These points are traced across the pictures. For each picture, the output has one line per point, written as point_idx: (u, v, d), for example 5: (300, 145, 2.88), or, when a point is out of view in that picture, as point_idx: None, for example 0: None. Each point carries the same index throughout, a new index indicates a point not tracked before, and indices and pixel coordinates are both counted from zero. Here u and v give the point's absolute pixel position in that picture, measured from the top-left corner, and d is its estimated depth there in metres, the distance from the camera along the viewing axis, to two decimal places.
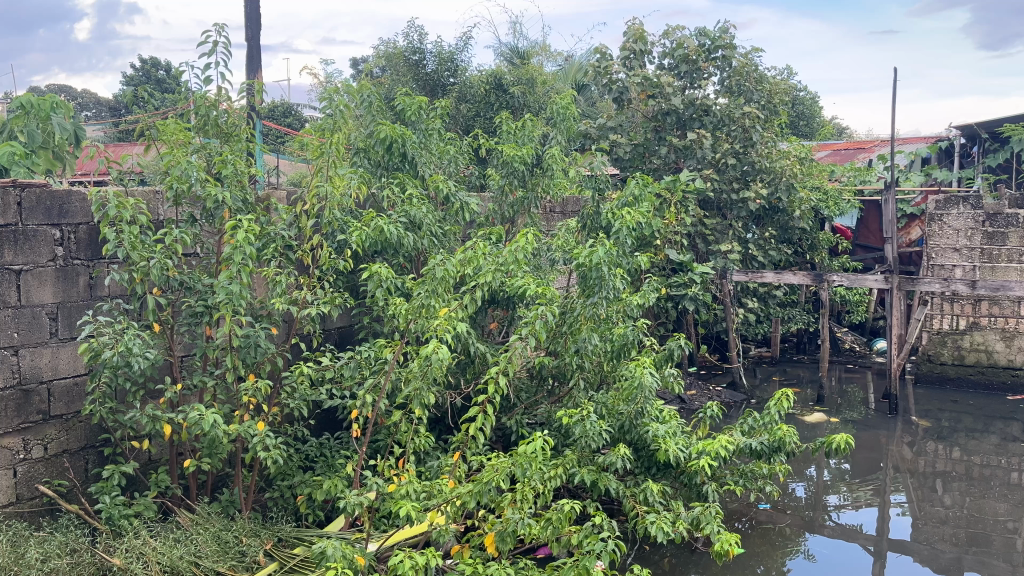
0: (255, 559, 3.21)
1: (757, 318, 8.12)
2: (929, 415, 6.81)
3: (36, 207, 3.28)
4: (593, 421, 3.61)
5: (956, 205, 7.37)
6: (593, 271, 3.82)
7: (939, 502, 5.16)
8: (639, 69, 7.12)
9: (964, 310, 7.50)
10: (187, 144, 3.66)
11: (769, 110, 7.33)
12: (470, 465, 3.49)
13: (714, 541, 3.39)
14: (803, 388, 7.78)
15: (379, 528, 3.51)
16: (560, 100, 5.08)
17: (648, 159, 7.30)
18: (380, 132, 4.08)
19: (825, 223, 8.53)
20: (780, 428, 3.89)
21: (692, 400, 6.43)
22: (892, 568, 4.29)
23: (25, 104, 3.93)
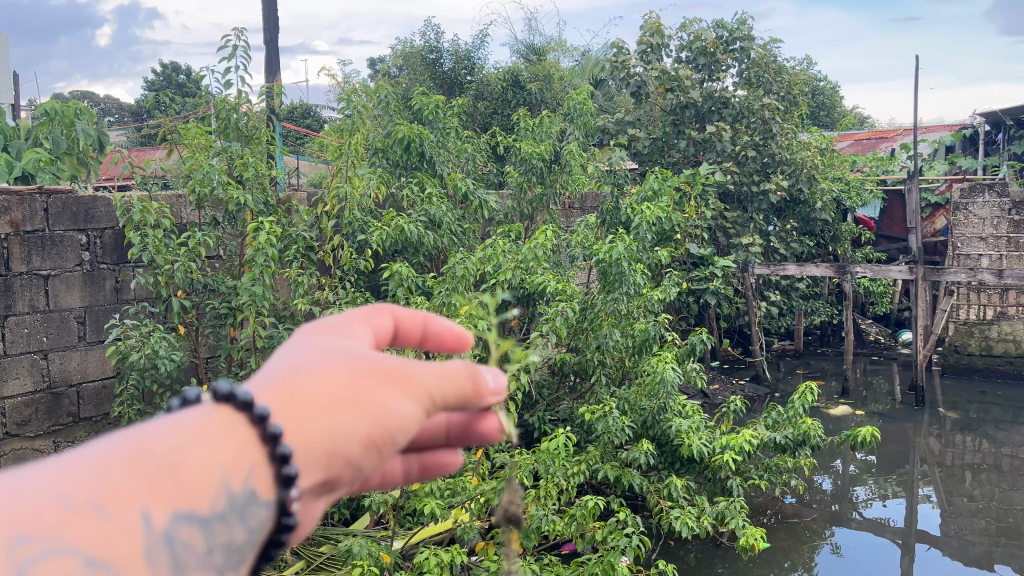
0: (283, 557, 3.22)
1: (780, 310, 8.09)
2: (957, 407, 6.74)
3: (62, 213, 3.34)
4: (615, 417, 3.61)
5: (982, 193, 7.28)
6: (614, 267, 3.86)
7: (967, 495, 5.11)
8: (656, 62, 7.10)
9: (991, 300, 7.41)
10: (208, 147, 3.69)
11: (788, 101, 7.24)
12: (494, 462, 3.52)
13: (739, 536, 3.38)
14: (828, 381, 7.73)
15: (404, 526, 3.48)
16: (577, 95, 5.08)
17: (667, 152, 7.24)
18: (397, 131, 4.09)
19: (849, 213, 8.44)
20: (804, 422, 3.88)
21: (715, 395, 6.39)
22: (921, 564, 4.26)
23: (50, 111, 3.96)
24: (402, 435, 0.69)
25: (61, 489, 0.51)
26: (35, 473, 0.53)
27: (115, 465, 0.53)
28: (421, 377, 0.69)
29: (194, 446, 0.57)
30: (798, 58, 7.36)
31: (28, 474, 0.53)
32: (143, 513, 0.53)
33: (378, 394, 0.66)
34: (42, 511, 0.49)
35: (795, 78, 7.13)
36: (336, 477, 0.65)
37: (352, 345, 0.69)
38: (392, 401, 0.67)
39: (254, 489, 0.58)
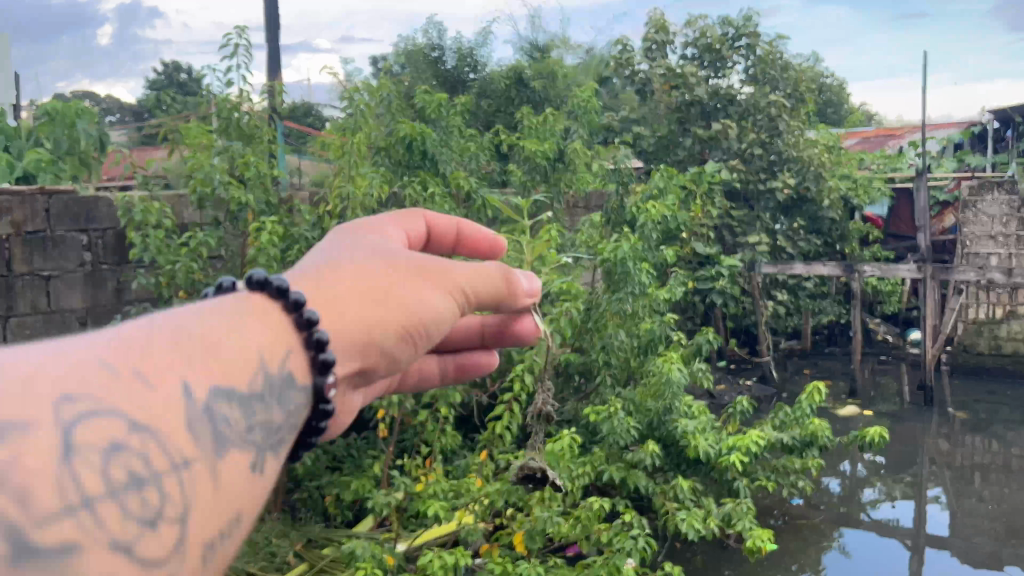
0: (285, 560, 3.16)
1: (787, 310, 8.09)
2: (966, 407, 6.69)
3: (63, 214, 3.38)
4: (621, 418, 3.55)
5: (991, 190, 7.25)
6: (619, 267, 3.81)
7: (977, 495, 5.06)
8: (662, 60, 7.09)
9: (1001, 299, 7.40)
10: (210, 146, 3.65)
11: (796, 98, 7.12)
12: (498, 464, 3.49)
13: (746, 538, 3.33)
14: (835, 381, 7.67)
15: (408, 528, 3.42)
16: (582, 93, 5.06)
17: (672, 151, 7.20)
18: (399, 130, 4.06)
19: (856, 211, 8.38)
20: (812, 422, 3.86)
21: (721, 395, 6.35)
22: (930, 566, 4.22)
23: (51, 112, 3.95)
24: (442, 316, 1.16)
25: (113, 359, 0.70)
26: (89, 347, 0.71)
27: (162, 345, 0.74)
28: (452, 278, 1.18)
29: (226, 338, 0.81)
30: (805, 55, 7.31)
31: (83, 346, 0.71)
32: (182, 385, 0.73)
33: (424, 290, 1.12)
34: (101, 375, 0.68)
35: (801, 75, 7.08)
36: (401, 341, 1.09)
37: (409, 257, 1.15)
38: (436, 292, 1.14)
39: (289, 368, 0.87)
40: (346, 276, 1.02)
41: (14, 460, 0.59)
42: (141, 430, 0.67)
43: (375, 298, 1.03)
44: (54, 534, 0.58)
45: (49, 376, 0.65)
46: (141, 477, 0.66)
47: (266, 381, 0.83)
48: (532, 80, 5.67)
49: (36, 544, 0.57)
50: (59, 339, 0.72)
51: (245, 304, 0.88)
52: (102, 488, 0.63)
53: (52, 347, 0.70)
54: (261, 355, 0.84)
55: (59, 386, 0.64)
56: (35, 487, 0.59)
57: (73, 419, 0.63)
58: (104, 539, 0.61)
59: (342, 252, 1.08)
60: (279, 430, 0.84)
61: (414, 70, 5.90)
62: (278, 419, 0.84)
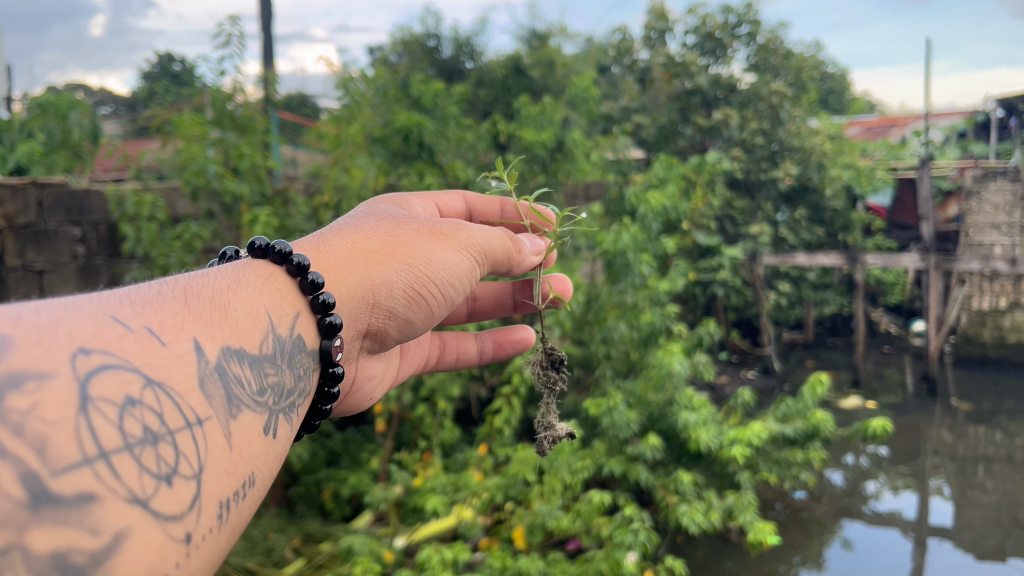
0: (283, 555, 3.08)
1: (790, 301, 8.05)
2: (970, 398, 6.66)
3: (56, 206, 3.34)
4: (621, 411, 3.49)
5: (994, 179, 7.20)
6: (619, 258, 3.85)
7: (981, 487, 5.02)
8: (662, 48, 7.02)
9: (1005, 288, 7.28)
10: (203, 137, 3.55)
11: (797, 87, 7.09)
12: (498, 458, 3.45)
13: (748, 531, 3.28)
14: (838, 373, 7.64)
15: (406, 523, 3.28)
16: (581, 82, 5.04)
17: (672, 140, 7.13)
18: (395, 120, 3.96)
19: (859, 201, 8.33)
20: (814, 414, 3.81)
21: (723, 387, 6.32)
22: (933, 558, 4.19)
23: (41, 104, 3.88)
24: (452, 272, 1.40)
25: (130, 320, 0.87)
26: (107, 307, 0.87)
27: (173, 312, 0.93)
28: (458, 240, 1.43)
29: (231, 305, 1.03)
30: (807, 43, 7.21)
31: (101, 304, 0.87)
32: (191, 345, 0.91)
33: (430, 255, 1.38)
34: (122, 336, 0.84)
35: (803, 63, 7.01)
36: (418, 297, 1.36)
37: (418, 230, 1.41)
38: (442, 254, 1.39)
39: (295, 329, 1.11)
40: (358, 243, 1.31)
41: (34, 411, 0.71)
42: (154, 387, 0.82)
43: (382, 262, 1.31)
44: (71, 484, 0.70)
45: (73, 334, 0.80)
46: (154, 432, 0.79)
47: (260, 349, 1.03)
48: (530, 68, 5.58)
49: (53, 491, 0.68)
50: (80, 294, 0.89)
51: (252, 272, 1.13)
52: (119, 441, 0.75)
53: (70, 303, 0.85)
54: (262, 320, 1.07)
55: (76, 339, 0.79)
56: (53, 438, 0.71)
57: (88, 373, 0.77)
58: (123, 492, 0.73)
59: (361, 225, 1.37)
60: (286, 389, 1.07)
61: (412, 60, 5.84)
62: (282, 377, 1.06)
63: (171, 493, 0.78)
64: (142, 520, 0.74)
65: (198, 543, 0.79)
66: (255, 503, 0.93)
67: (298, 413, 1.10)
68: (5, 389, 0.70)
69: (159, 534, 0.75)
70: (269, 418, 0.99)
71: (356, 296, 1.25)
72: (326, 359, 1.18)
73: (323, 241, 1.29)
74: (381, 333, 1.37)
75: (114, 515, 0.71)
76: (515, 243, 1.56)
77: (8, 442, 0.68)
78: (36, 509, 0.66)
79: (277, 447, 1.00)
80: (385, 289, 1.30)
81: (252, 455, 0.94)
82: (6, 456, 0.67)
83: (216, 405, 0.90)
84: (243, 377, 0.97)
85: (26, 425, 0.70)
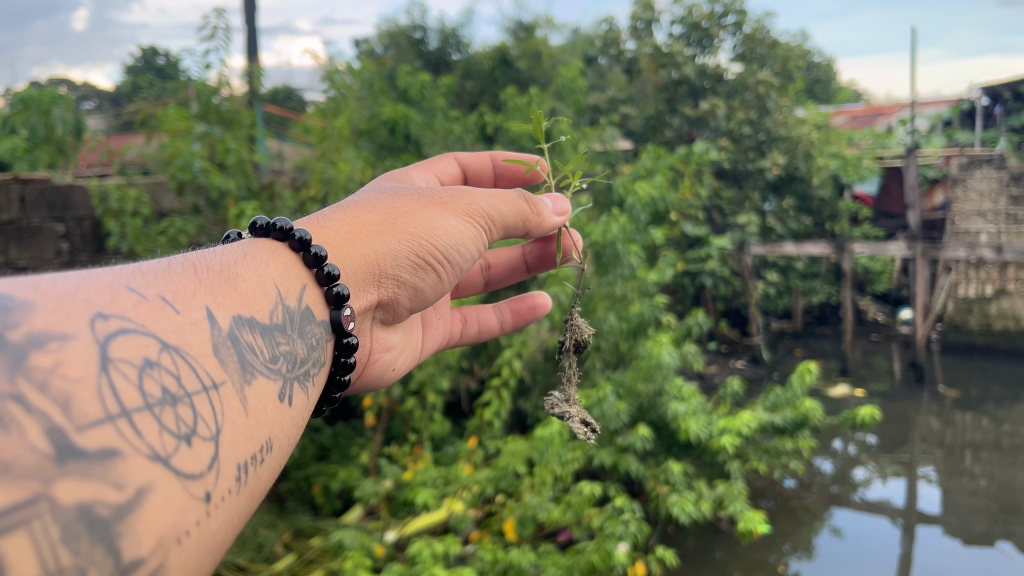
0: (274, 550, 3.07)
1: (778, 291, 8.08)
2: (957, 385, 6.71)
3: (39, 202, 3.32)
4: (611, 402, 3.49)
5: (980, 167, 7.20)
6: (608, 249, 3.84)
7: (969, 473, 5.05)
8: (649, 38, 7.03)
9: (991, 276, 7.31)
10: (189, 132, 3.52)
11: (783, 77, 7.10)
12: (488, 450, 3.45)
13: (739, 520, 3.28)
14: (826, 361, 7.69)
15: (397, 517, 3.28)
16: (568, 73, 5.04)
17: (660, 130, 7.14)
18: (381, 112, 3.92)
19: (846, 190, 8.34)
20: (804, 403, 3.81)
21: (712, 377, 6.35)
22: (922, 544, 4.22)
23: (24, 100, 3.81)
24: (457, 238, 1.38)
25: (144, 290, 0.88)
26: (121, 277, 0.88)
27: (184, 284, 0.94)
28: (463, 203, 1.40)
29: (239, 277, 1.04)
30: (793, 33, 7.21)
31: (115, 274, 0.88)
32: (203, 314, 0.92)
33: (434, 221, 1.36)
34: (137, 304, 0.85)
35: (790, 53, 7.03)
36: (425, 265, 1.35)
37: (423, 197, 1.39)
38: (446, 220, 1.37)
39: (303, 301, 1.12)
40: (359, 216, 1.32)
41: (58, 369, 0.72)
42: (170, 352, 0.83)
43: (383, 233, 1.31)
44: (94, 440, 0.71)
45: (91, 301, 0.81)
46: (172, 394, 0.80)
47: (270, 319, 1.04)
48: (518, 60, 5.54)
49: (78, 447, 0.69)
50: (94, 267, 0.89)
51: (258, 248, 1.14)
52: (139, 400, 0.76)
53: (87, 274, 0.86)
54: (270, 292, 1.08)
55: (94, 305, 0.80)
56: (78, 397, 0.72)
57: (106, 337, 0.78)
58: (144, 449, 0.74)
59: (364, 199, 1.37)
60: (299, 357, 1.08)
61: (398, 52, 5.77)
62: (294, 346, 1.07)
63: (191, 453, 0.79)
64: (164, 477, 0.75)
65: (217, 502, 0.80)
66: (274, 469, 0.94)
67: (314, 381, 1.11)
68: (29, 349, 0.71)
69: (179, 492, 0.76)
70: (283, 384, 1.00)
71: (357, 267, 1.26)
72: (339, 329, 1.19)
73: (325, 217, 1.30)
74: (391, 303, 1.38)
75: (137, 470, 0.72)
76: (532, 203, 1.51)
77: (34, 399, 0.69)
78: (62, 462, 0.67)
79: (293, 413, 1.01)
80: (387, 259, 1.30)
81: (268, 420, 0.95)
82: (32, 412, 0.68)
83: (231, 371, 0.91)
84: (255, 345, 0.98)
85: (51, 382, 0.71)
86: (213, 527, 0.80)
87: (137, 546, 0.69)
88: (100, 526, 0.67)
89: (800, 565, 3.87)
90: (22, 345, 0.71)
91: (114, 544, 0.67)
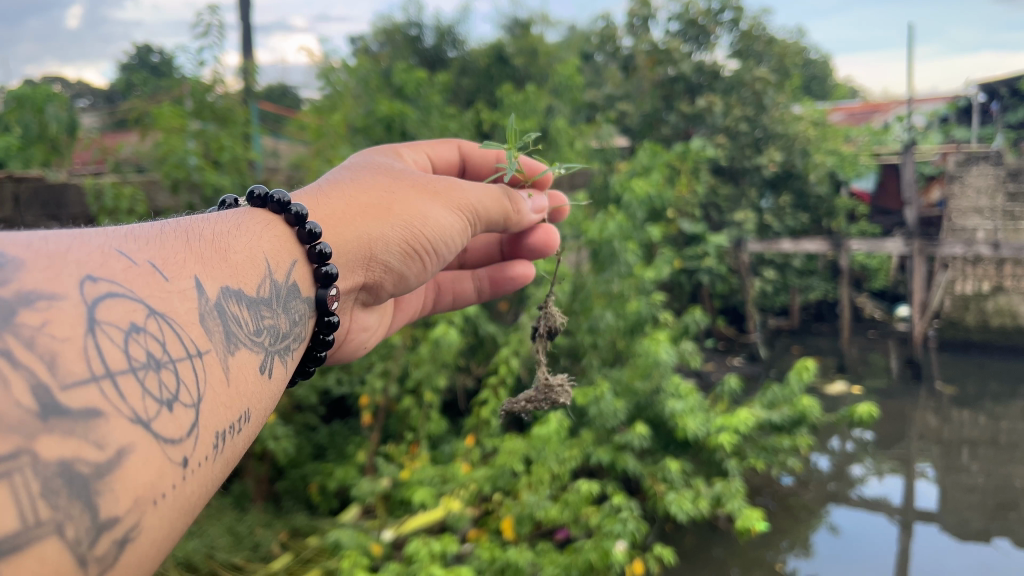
0: (270, 550, 3.05)
1: (775, 288, 8.09)
2: (955, 381, 6.72)
3: (31, 201, 3.39)
4: (608, 400, 3.48)
5: (977, 163, 7.19)
6: (606, 246, 3.84)
7: (966, 470, 5.05)
8: (646, 35, 7.01)
9: (987, 272, 7.26)
10: (183, 129, 3.50)
11: (780, 73, 7.09)
12: (485, 449, 3.44)
13: (737, 518, 3.27)
14: (824, 358, 7.70)
15: (394, 516, 3.27)
16: (564, 71, 5.04)
17: (657, 128, 7.13)
18: (378, 110, 3.90)
19: (843, 187, 8.18)
20: (801, 400, 3.80)
21: (710, 374, 6.36)
22: (920, 541, 4.22)
23: (18, 97, 3.76)
24: (448, 231, 1.38)
25: (135, 255, 0.87)
26: (113, 240, 0.87)
27: (175, 251, 0.93)
28: (457, 196, 1.41)
29: (230, 248, 1.03)
30: (791, 29, 7.20)
31: (107, 237, 0.87)
32: (192, 283, 0.91)
33: (428, 212, 1.35)
34: (127, 268, 0.84)
35: (787, 49, 7.01)
36: (413, 255, 1.35)
37: (417, 183, 1.38)
38: (438, 211, 1.37)
39: (291, 276, 1.11)
40: (356, 196, 1.30)
41: (45, 328, 0.71)
42: (157, 317, 0.82)
43: (379, 217, 1.30)
44: (77, 400, 0.69)
45: (81, 262, 0.79)
46: (156, 359, 0.79)
47: (257, 292, 1.03)
48: (514, 57, 5.52)
49: (62, 405, 0.68)
50: (85, 228, 0.88)
51: (251, 219, 1.13)
52: (124, 363, 0.75)
53: (79, 234, 0.85)
54: (260, 265, 1.06)
55: (84, 268, 0.79)
56: (63, 355, 0.70)
57: (95, 298, 0.77)
58: (126, 412, 0.73)
59: (359, 177, 1.35)
60: (283, 332, 1.06)
61: (394, 49, 5.77)
62: (278, 321, 1.05)
63: (171, 418, 0.78)
64: (143, 440, 0.73)
65: (195, 468, 0.79)
66: (250, 439, 0.93)
67: (293, 356, 1.09)
68: (18, 305, 0.70)
69: (158, 455, 0.74)
70: (264, 358, 0.99)
71: (350, 250, 1.25)
72: (323, 307, 1.18)
73: (320, 193, 1.27)
74: (374, 287, 1.37)
75: (119, 432, 0.71)
76: (516, 199, 1.54)
77: (20, 355, 0.67)
78: (46, 419, 0.66)
79: (273, 386, 1.00)
80: (380, 244, 1.29)
81: (248, 391, 0.94)
82: (18, 367, 0.66)
83: (216, 340, 0.90)
84: (241, 317, 0.96)
85: (37, 340, 0.69)
86: (189, 492, 0.78)
87: (113, 506, 0.68)
88: (79, 483, 0.66)
89: (798, 562, 3.86)
90: (11, 303, 0.70)
91: (91, 501, 0.66)
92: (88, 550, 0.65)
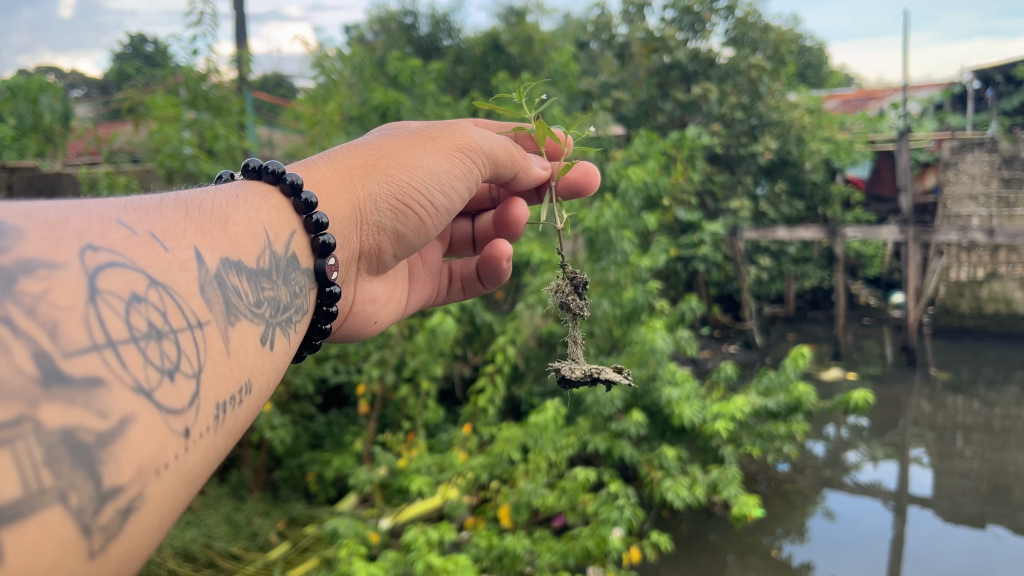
0: (268, 539, 3.06)
1: (771, 275, 8.12)
2: (949, 367, 6.77)
3: (25, 190, 3.36)
4: (604, 389, 3.49)
5: (971, 150, 7.19)
6: (602, 235, 3.84)
7: (960, 455, 5.09)
8: (641, 22, 6.98)
9: (982, 259, 7.21)
10: (177, 118, 3.49)
11: (776, 61, 7.05)
12: (482, 436, 3.45)
13: (733, 505, 3.27)
14: (819, 345, 7.74)
15: (391, 504, 3.28)
16: (559, 58, 5.02)
17: (652, 116, 7.12)
18: (372, 98, 3.88)
19: (837, 174, 8.24)
20: (797, 387, 3.81)
21: (705, 362, 6.39)
22: (914, 526, 4.24)
23: (12, 87, 3.75)
24: (441, 180, 1.36)
25: (135, 225, 0.87)
26: (112, 210, 0.87)
27: (174, 221, 0.93)
28: (445, 142, 1.39)
29: (230, 219, 1.03)
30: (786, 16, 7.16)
31: (105, 207, 0.87)
32: (192, 254, 0.91)
33: (415, 162, 1.35)
34: (128, 238, 0.84)
35: (782, 37, 6.97)
36: (407, 209, 1.34)
37: (405, 138, 1.39)
38: (427, 160, 1.36)
39: (290, 247, 1.12)
40: (343, 160, 1.33)
41: (46, 296, 0.70)
42: (158, 288, 0.82)
43: (365, 177, 1.31)
44: (80, 368, 0.69)
45: (81, 232, 0.79)
46: (158, 329, 0.79)
47: (257, 263, 1.03)
48: (509, 45, 5.48)
49: (63, 372, 0.68)
50: (85, 198, 0.88)
51: (250, 191, 1.14)
52: (126, 332, 0.75)
53: (78, 203, 0.84)
54: (259, 237, 1.07)
55: (84, 237, 0.79)
56: (64, 324, 0.70)
57: (95, 268, 0.77)
58: (129, 381, 0.73)
59: (352, 143, 1.38)
60: (283, 304, 1.07)
61: (389, 38, 5.74)
62: (278, 292, 1.06)
63: (173, 388, 0.78)
64: (145, 409, 0.74)
65: (196, 438, 0.79)
66: (251, 411, 0.93)
67: (295, 329, 1.10)
68: (19, 273, 0.69)
69: (160, 425, 0.75)
70: (265, 329, 1.00)
71: (339, 210, 1.27)
72: (323, 279, 1.19)
73: (309, 161, 1.32)
74: (375, 250, 1.38)
75: (121, 401, 0.71)
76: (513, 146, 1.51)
77: (21, 321, 0.67)
78: (48, 386, 0.66)
79: (274, 358, 1.00)
80: (368, 203, 1.31)
81: (249, 362, 0.94)
82: (19, 335, 0.66)
83: (217, 311, 0.90)
84: (241, 288, 0.97)
85: (39, 308, 0.69)
86: (191, 462, 0.79)
87: (117, 474, 0.68)
88: (83, 451, 0.66)
89: (793, 548, 3.88)
90: (12, 270, 0.69)
91: (94, 469, 0.67)
92: (92, 519, 0.65)
